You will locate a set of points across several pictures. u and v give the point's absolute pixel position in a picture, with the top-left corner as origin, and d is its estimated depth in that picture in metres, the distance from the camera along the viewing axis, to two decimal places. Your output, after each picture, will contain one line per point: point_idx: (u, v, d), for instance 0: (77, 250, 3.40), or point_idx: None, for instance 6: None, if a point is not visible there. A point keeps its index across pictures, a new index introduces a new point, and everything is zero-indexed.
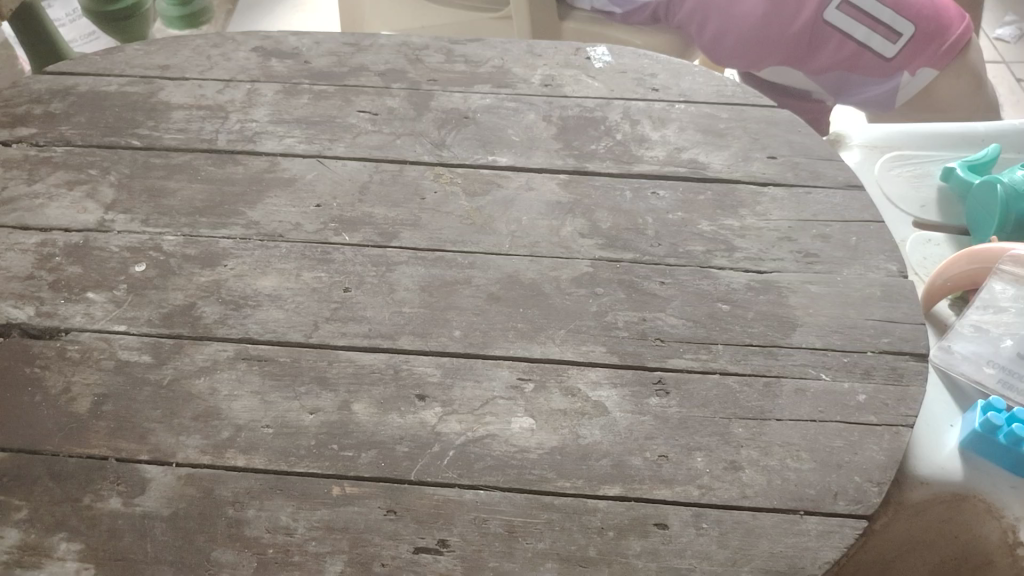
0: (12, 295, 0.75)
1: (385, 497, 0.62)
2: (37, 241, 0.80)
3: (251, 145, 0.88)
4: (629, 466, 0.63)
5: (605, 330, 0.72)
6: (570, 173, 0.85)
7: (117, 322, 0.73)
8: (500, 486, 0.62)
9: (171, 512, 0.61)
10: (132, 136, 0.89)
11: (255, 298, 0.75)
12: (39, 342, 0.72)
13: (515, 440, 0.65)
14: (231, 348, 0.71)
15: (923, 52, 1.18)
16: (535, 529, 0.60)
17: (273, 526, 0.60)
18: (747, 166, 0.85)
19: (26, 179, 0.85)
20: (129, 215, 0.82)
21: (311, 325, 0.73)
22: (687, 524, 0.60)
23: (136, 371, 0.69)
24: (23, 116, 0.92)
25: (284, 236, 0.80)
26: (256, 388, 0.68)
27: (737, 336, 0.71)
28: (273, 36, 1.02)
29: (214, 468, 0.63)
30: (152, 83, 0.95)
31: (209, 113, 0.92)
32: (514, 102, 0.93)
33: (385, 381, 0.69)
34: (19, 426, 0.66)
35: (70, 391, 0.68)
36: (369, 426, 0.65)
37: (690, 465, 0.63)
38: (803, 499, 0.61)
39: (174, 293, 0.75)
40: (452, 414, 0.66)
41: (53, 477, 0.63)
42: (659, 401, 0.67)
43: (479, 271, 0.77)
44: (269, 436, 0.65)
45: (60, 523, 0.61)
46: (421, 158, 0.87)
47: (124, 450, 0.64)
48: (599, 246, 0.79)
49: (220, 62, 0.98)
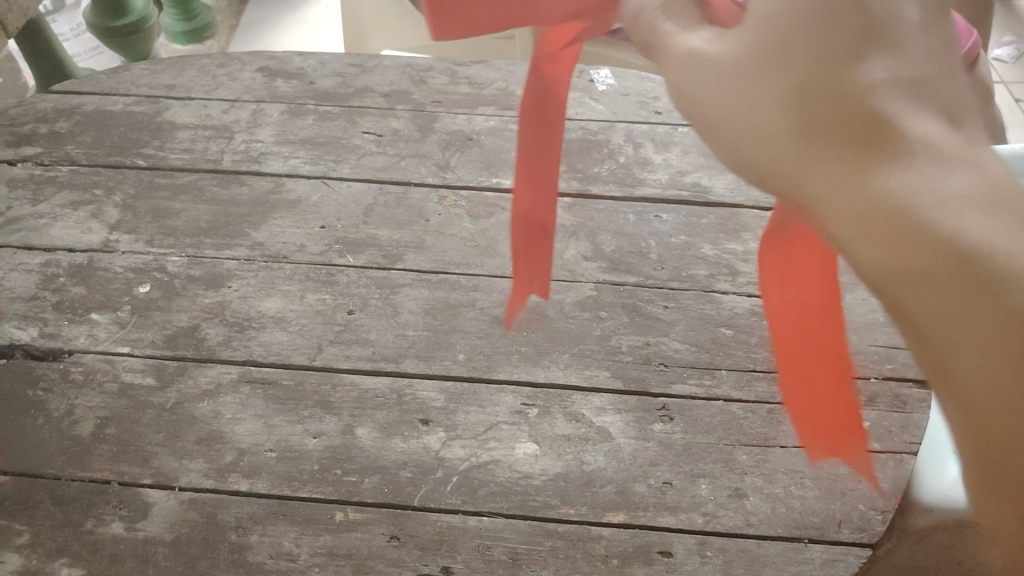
0: (16, 316, 0.75)
1: (388, 523, 0.62)
2: (41, 261, 0.80)
3: (257, 166, 0.89)
4: (633, 492, 0.63)
5: (609, 354, 0.72)
6: (574, 196, 0.86)
7: (121, 344, 0.73)
8: (504, 513, 0.62)
9: (174, 537, 0.61)
10: (137, 155, 0.90)
11: (259, 321, 0.75)
12: (43, 363, 0.72)
13: (519, 465, 0.65)
14: (235, 370, 0.71)
15: None
16: (539, 557, 0.60)
17: (276, 552, 0.60)
18: (750, 190, 0.86)
19: (31, 199, 0.85)
20: (133, 236, 0.82)
21: (314, 348, 0.73)
22: (692, 553, 0.60)
23: (139, 394, 0.69)
24: (28, 135, 0.92)
25: (288, 257, 0.80)
26: (260, 411, 0.68)
27: (740, 361, 0.71)
28: (278, 56, 1.03)
29: (218, 493, 0.63)
30: (158, 103, 0.96)
31: (215, 133, 0.92)
32: (518, 124, 0.93)
33: (389, 406, 0.68)
34: (22, 448, 0.66)
35: (73, 413, 0.68)
36: (373, 451, 0.65)
37: (695, 492, 0.63)
38: (808, 527, 0.61)
39: (178, 315, 0.75)
40: (456, 439, 0.66)
41: (55, 501, 0.63)
42: (663, 426, 0.67)
43: (483, 294, 0.77)
44: (272, 460, 0.65)
45: (62, 548, 0.60)
46: (425, 180, 0.87)
47: (127, 474, 0.64)
48: (603, 269, 0.79)
49: (226, 82, 0.99)
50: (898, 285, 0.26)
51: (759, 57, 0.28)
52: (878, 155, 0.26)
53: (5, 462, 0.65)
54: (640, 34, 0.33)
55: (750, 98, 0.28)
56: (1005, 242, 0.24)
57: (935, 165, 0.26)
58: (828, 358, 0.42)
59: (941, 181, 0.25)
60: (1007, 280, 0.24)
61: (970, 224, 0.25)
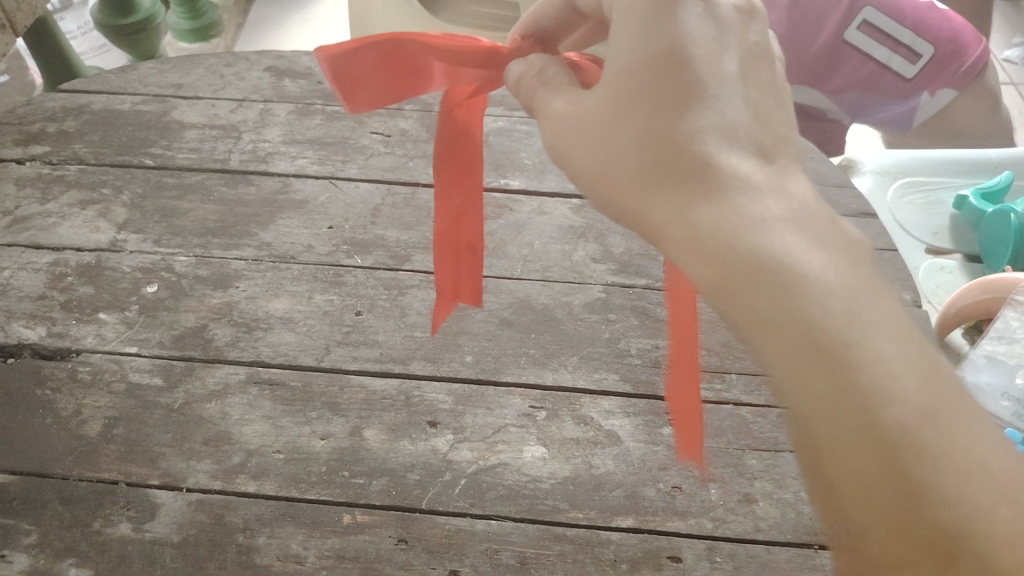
0: (23, 315, 0.75)
1: (396, 526, 0.61)
2: (49, 260, 0.80)
3: (264, 166, 0.89)
4: (643, 497, 0.63)
5: (617, 357, 0.71)
6: (582, 198, 0.85)
7: (129, 344, 0.73)
8: (512, 517, 0.62)
9: (181, 539, 0.61)
10: (145, 155, 0.90)
11: (266, 321, 0.75)
12: (51, 363, 0.71)
13: (527, 469, 0.64)
14: (243, 371, 0.71)
15: (941, 74, 1.17)
16: (547, 561, 0.60)
17: (283, 554, 0.60)
18: None
19: (39, 198, 0.85)
20: (141, 235, 0.82)
21: (322, 349, 0.72)
22: (701, 558, 0.60)
23: (147, 394, 0.69)
24: (36, 134, 0.92)
25: (296, 258, 0.80)
26: (268, 412, 0.68)
27: (749, 365, 0.71)
28: (286, 56, 1.03)
29: (225, 494, 0.63)
30: (166, 102, 0.96)
31: (223, 133, 0.92)
32: (526, 125, 0.93)
33: (397, 408, 0.68)
34: (29, 448, 0.66)
35: (81, 413, 0.68)
36: (380, 453, 0.65)
37: (704, 497, 0.63)
38: (818, 533, 0.61)
39: (186, 315, 0.75)
40: (464, 442, 0.66)
41: (62, 502, 0.63)
42: (672, 430, 0.67)
43: (491, 296, 0.77)
44: (280, 462, 0.65)
45: (69, 548, 0.60)
46: (433, 181, 0.87)
47: (134, 475, 0.64)
48: (612, 272, 0.79)
49: (234, 82, 0.99)
50: (723, 283, 0.40)
51: (617, 114, 0.45)
52: (691, 181, 0.43)
53: (13, 461, 0.65)
54: (524, 95, 0.53)
55: (613, 142, 0.45)
56: (794, 257, 0.39)
57: (742, 196, 0.42)
58: (687, 383, 0.61)
59: (746, 210, 0.41)
60: (787, 281, 0.39)
61: (765, 238, 0.40)
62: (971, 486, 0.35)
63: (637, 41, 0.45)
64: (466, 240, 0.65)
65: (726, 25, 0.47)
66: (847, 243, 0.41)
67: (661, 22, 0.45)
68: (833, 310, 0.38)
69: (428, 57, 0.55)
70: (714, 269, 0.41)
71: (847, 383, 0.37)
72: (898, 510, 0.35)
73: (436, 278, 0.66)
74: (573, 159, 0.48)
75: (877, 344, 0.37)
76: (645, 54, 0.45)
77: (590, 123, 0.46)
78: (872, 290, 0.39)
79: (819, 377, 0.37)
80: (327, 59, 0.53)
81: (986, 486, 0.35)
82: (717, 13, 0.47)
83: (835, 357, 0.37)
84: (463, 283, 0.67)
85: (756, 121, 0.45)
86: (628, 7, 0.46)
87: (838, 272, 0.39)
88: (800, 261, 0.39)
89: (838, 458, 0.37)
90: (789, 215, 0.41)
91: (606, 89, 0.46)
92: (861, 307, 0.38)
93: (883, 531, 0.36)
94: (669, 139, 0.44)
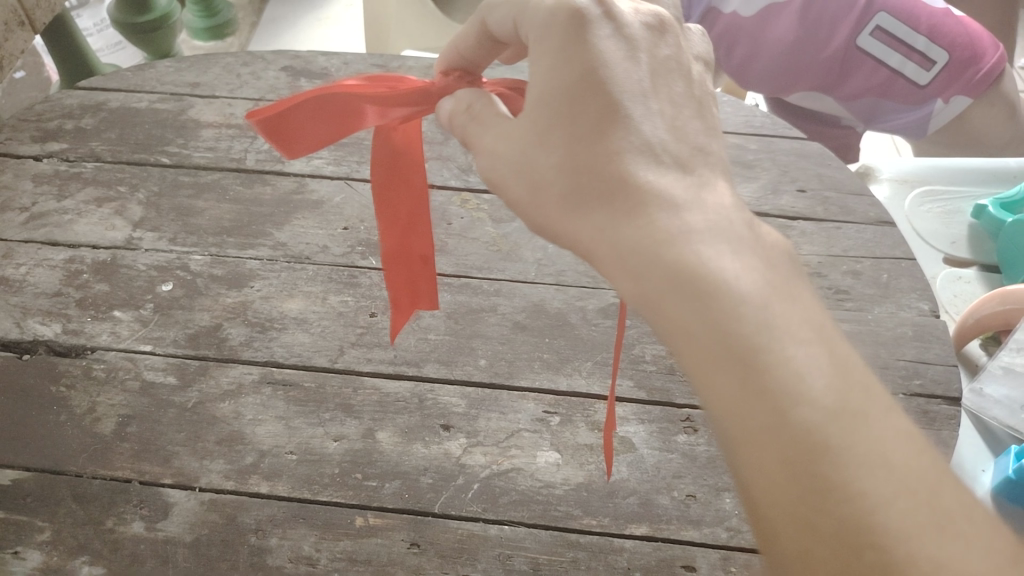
0: (39, 311, 0.75)
1: (409, 529, 0.61)
2: (65, 257, 0.80)
3: (280, 166, 0.89)
4: (657, 505, 0.62)
5: (632, 363, 0.71)
6: None
7: (143, 342, 0.73)
8: (525, 523, 0.61)
9: (194, 539, 0.61)
10: (161, 153, 0.90)
11: (280, 321, 0.74)
12: (66, 360, 0.72)
13: (541, 474, 0.64)
14: (256, 371, 0.71)
15: (957, 81, 1.17)
16: (561, 568, 0.59)
17: (295, 555, 0.60)
18: (777, 199, 0.85)
19: (56, 195, 0.86)
20: (157, 233, 0.82)
21: (336, 350, 0.72)
22: (716, 567, 0.59)
23: (161, 393, 0.69)
24: (54, 131, 0.92)
25: (311, 258, 0.80)
26: (281, 413, 0.68)
27: None
28: (302, 56, 1.03)
29: (238, 494, 0.63)
30: (182, 101, 0.96)
31: (239, 132, 0.92)
32: None
33: (410, 410, 0.68)
34: (44, 445, 0.66)
35: (95, 411, 0.68)
36: (393, 456, 0.65)
37: (719, 506, 0.62)
38: None
39: (200, 314, 0.75)
40: (477, 446, 0.66)
41: (76, 499, 0.63)
42: (687, 438, 0.66)
43: (506, 299, 0.76)
44: (292, 463, 0.65)
45: (82, 546, 0.60)
46: (448, 183, 0.87)
47: (147, 473, 0.64)
48: None
49: (250, 81, 0.99)
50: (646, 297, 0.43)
51: (541, 141, 0.48)
52: (614, 198, 0.45)
53: (26, 457, 0.65)
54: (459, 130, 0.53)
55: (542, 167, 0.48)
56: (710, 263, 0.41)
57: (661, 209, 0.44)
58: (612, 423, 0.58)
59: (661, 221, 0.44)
60: (706, 289, 0.40)
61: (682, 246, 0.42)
62: (873, 480, 0.36)
63: (552, 67, 0.48)
64: (419, 252, 0.65)
65: (637, 43, 0.51)
66: (760, 248, 0.44)
67: (574, 47, 0.48)
68: (745, 315, 0.40)
69: (362, 103, 0.55)
70: (634, 277, 0.43)
71: (758, 384, 0.38)
72: (807, 512, 0.36)
73: (390, 288, 0.66)
74: (512, 188, 0.49)
75: (783, 347, 0.39)
76: (563, 77, 0.48)
77: (513, 144, 0.49)
78: (781, 293, 0.41)
79: (729, 384, 0.39)
80: (262, 121, 0.54)
81: (886, 479, 0.36)
82: (628, 34, 0.51)
83: (745, 359, 0.39)
84: (421, 289, 0.67)
85: (673, 133, 0.48)
86: (535, 30, 0.49)
87: (749, 277, 0.41)
88: (713, 265, 0.41)
89: (761, 462, 0.37)
90: (703, 224, 0.43)
91: (528, 112, 0.49)
92: (770, 310, 0.40)
93: (802, 529, 0.36)
94: (584, 160, 0.47)
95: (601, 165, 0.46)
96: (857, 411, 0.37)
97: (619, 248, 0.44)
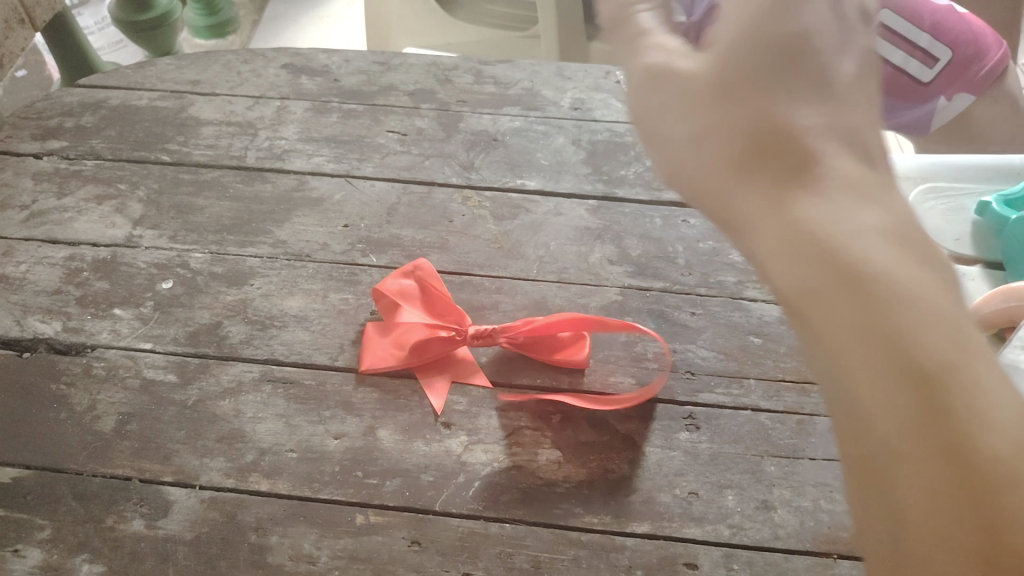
0: (39, 309, 0.75)
1: (409, 527, 0.61)
2: (65, 255, 0.80)
3: (280, 164, 0.88)
4: (659, 502, 0.62)
5: (634, 360, 0.71)
6: (599, 199, 0.84)
7: (144, 340, 0.72)
8: (526, 520, 0.61)
9: (194, 537, 0.60)
10: (162, 151, 0.90)
11: (281, 319, 0.74)
12: (66, 358, 0.71)
13: (542, 472, 0.64)
14: (256, 369, 0.70)
15: (960, 77, 1.17)
16: (562, 566, 0.59)
17: (296, 554, 0.60)
18: None
19: (56, 193, 0.85)
20: (157, 231, 0.82)
21: (336, 348, 0.72)
22: (718, 565, 0.59)
23: (161, 390, 0.69)
24: (54, 129, 0.92)
25: (311, 256, 0.80)
26: (282, 411, 0.67)
27: (769, 370, 0.70)
28: (303, 53, 1.03)
29: (238, 492, 0.63)
30: (183, 98, 0.96)
31: (239, 130, 0.92)
32: (544, 125, 0.92)
33: (410, 408, 0.68)
34: (43, 443, 0.66)
35: (95, 409, 0.68)
36: (394, 454, 0.65)
37: (721, 504, 0.62)
38: (838, 543, 0.60)
39: (201, 312, 0.75)
40: (478, 444, 0.66)
41: (76, 497, 0.63)
42: (689, 435, 0.66)
43: (507, 297, 0.76)
44: (293, 460, 0.64)
45: (82, 544, 0.60)
46: (449, 180, 0.86)
47: (148, 471, 0.64)
48: (629, 274, 0.78)
49: (251, 79, 0.99)
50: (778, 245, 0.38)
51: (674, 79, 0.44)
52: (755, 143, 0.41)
53: (26, 455, 0.65)
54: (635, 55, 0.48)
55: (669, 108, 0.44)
56: (854, 219, 0.37)
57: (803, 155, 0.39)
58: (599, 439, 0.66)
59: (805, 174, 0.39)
60: (840, 247, 0.36)
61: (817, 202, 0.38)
62: (998, 441, 0.32)
63: None
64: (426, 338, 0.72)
65: None
66: (909, 204, 0.38)
67: None
68: (892, 276, 0.35)
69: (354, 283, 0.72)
70: (772, 229, 0.39)
71: (899, 342, 0.34)
72: (938, 483, 0.32)
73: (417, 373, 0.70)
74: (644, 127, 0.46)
75: (935, 307, 0.34)
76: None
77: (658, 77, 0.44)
78: (926, 254, 0.36)
79: (867, 344, 0.34)
80: None
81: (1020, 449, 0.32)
82: None
83: (879, 320, 0.34)
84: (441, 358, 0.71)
85: (860, 77, 0.42)
86: None
87: (886, 235, 0.37)
88: (855, 222, 0.37)
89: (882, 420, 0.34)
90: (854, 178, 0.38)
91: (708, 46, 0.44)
92: (910, 271, 0.35)
93: (923, 498, 0.32)
94: (722, 101, 0.41)
95: (745, 103, 0.41)
96: (980, 364, 0.33)
97: (753, 203, 0.40)
